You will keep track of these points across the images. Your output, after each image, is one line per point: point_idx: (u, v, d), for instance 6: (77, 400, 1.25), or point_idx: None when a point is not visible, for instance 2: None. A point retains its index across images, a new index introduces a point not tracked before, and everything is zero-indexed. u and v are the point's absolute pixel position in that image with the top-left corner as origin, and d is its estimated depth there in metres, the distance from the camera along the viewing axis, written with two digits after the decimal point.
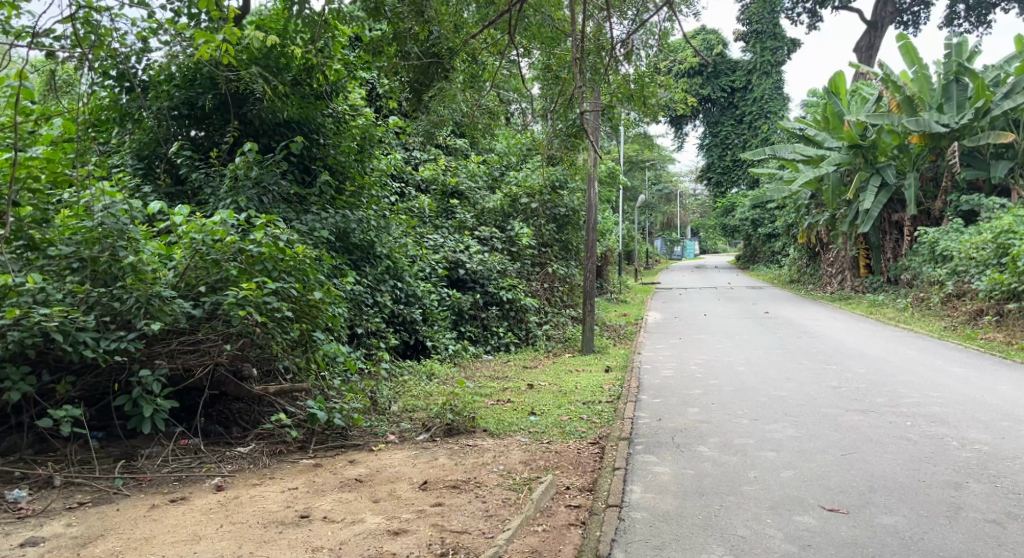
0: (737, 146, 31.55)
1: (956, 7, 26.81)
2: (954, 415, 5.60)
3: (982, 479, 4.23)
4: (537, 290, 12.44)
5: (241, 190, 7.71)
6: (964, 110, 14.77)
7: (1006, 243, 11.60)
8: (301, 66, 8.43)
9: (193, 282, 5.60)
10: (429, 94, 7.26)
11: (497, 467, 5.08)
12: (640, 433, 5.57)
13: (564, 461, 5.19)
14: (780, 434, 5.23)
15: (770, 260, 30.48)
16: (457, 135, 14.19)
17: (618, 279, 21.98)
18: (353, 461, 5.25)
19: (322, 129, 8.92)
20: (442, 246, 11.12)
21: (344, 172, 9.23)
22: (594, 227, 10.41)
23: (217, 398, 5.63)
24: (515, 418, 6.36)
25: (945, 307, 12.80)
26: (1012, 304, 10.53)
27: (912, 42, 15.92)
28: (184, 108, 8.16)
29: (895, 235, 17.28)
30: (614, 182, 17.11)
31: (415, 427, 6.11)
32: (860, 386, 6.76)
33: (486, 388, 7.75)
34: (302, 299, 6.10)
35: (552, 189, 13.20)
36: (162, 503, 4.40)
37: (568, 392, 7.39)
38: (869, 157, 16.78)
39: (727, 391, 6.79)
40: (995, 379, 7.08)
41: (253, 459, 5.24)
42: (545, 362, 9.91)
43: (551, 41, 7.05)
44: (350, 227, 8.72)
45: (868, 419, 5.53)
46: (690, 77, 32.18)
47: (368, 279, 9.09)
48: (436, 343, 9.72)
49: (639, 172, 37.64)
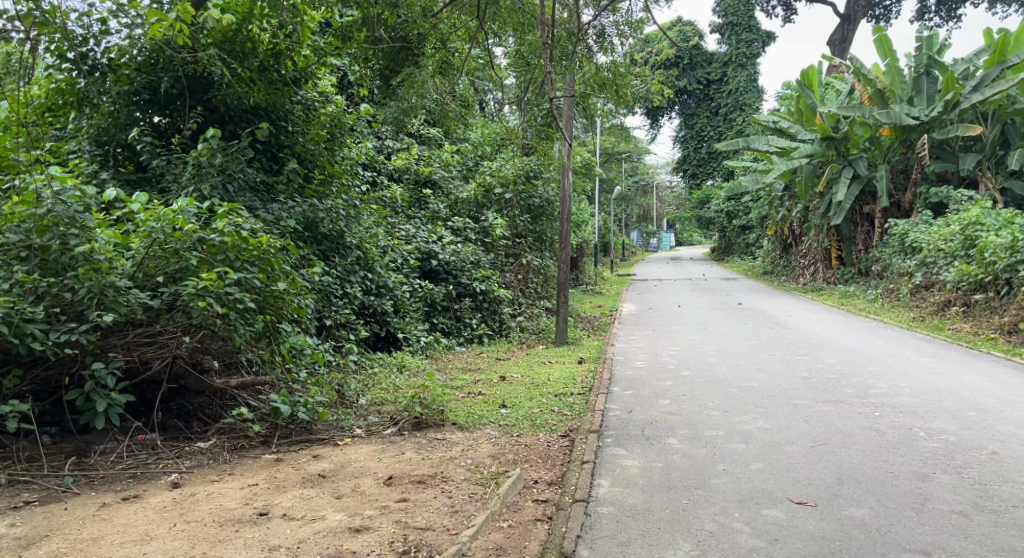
0: (712, 138, 31.67)
1: (926, 2, 27.09)
2: (922, 406, 5.60)
3: (949, 470, 4.21)
4: (512, 282, 12.29)
5: (205, 177, 7.52)
6: (933, 103, 14.88)
7: (974, 235, 11.71)
8: (268, 51, 8.29)
9: (151, 272, 5.44)
10: (398, 81, 7.10)
11: (465, 461, 4.98)
12: (610, 425, 5.50)
13: (533, 454, 5.11)
14: (750, 425, 5.19)
15: (744, 252, 30.65)
16: (431, 124, 14.04)
17: (593, 271, 21.97)
18: (317, 456, 5.13)
19: (291, 116, 8.76)
20: (414, 236, 10.99)
21: (313, 161, 9.04)
22: (568, 218, 10.34)
23: (177, 391, 5.49)
24: (485, 410, 6.27)
25: (914, 298, 12.90)
26: (978, 295, 10.62)
27: (885, 35, 16.00)
28: (146, 93, 7.94)
29: (867, 227, 17.44)
30: (589, 173, 17.04)
31: (383, 420, 6.02)
32: (830, 377, 6.77)
33: (458, 380, 7.65)
34: (265, 290, 5.89)
35: (526, 180, 13.08)
36: (114, 502, 4.24)
37: (540, 383, 7.32)
38: (841, 150, 16.89)
39: (698, 382, 6.76)
40: (962, 368, 7.13)
41: (213, 455, 5.10)
42: (518, 353, 9.81)
43: (524, 27, 6.87)
44: (318, 217, 8.55)
45: (838, 410, 5.51)
46: (666, 69, 32.22)
47: (337, 270, 8.94)
48: (408, 335, 9.57)
49: (616, 164, 37.68)
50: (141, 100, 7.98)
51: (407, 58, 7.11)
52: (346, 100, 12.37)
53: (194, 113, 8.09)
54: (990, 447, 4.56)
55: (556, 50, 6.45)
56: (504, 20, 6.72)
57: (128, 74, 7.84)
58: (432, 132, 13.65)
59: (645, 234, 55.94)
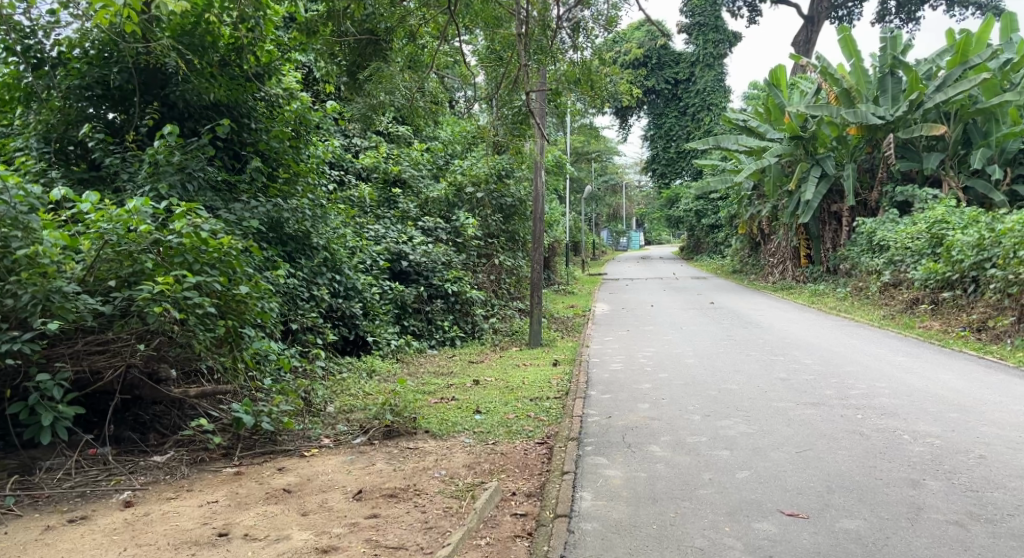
0: (680, 137, 31.76)
1: (887, 3, 27.45)
2: (903, 407, 5.50)
3: (939, 476, 4.10)
4: (484, 282, 12.01)
5: (162, 176, 7.23)
6: (898, 103, 14.98)
7: (941, 233, 11.78)
8: (230, 46, 8.00)
9: (102, 276, 5.16)
10: (365, 76, 6.84)
11: (438, 472, 4.76)
12: (590, 432, 5.31)
13: (510, 464, 4.90)
14: (732, 430, 5.05)
15: (713, 251, 30.83)
16: (400, 121, 13.79)
17: (565, 270, 21.84)
18: (282, 469, 4.87)
19: (254, 113, 8.48)
20: (383, 237, 10.72)
21: (277, 159, 8.73)
22: (541, 217, 10.15)
23: (132, 402, 5.19)
24: (459, 417, 6.05)
25: (883, 295, 12.94)
26: (946, 293, 10.66)
27: (849, 35, 16.10)
28: (98, 88, 7.57)
29: (835, 225, 17.52)
30: (560, 172, 16.87)
31: (352, 429, 5.77)
32: (808, 378, 6.67)
33: (429, 385, 7.41)
34: (227, 294, 5.63)
35: (498, 179, 12.84)
36: (59, 525, 3.94)
37: (514, 387, 7.11)
38: (809, 149, 16.94)
39: (677, 384, 6.61)
40: (938, 368, 7.07)
41: (169, 469, 4.81)
42: (491, 356, 9.60)
43: (495, 19, 6.64)
44: (283, 217, 8.25)
45: (820, 413, 5.39)
46: (635, 69, 32.27)
47: (303, 272, 8.64)
48: (378, 339, 9.30)
49: (585, 164, 37.67)
50: (94, 95, 7.61)
51: (376, 54, 6.89)
52: (311, 97, 12.05)
53: (151, 109, 7.75)
54: (977, 450, 4.47)
55: (529, 44, 6.23)
56: (474, 13, 6.50)
57: (79, 67, 7.47)
58: (401, 130, 13.38)
59: (615, 234, 56.18)
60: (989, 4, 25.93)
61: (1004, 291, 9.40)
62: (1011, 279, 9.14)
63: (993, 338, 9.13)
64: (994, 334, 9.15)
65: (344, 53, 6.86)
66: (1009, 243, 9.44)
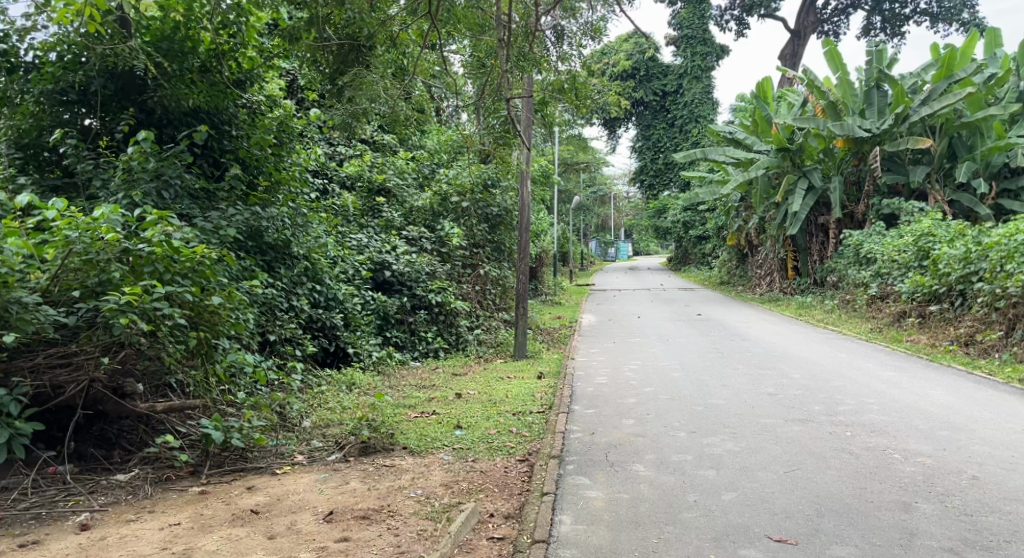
0: (668, 148, 31.74)
1: (872, 19, 27.63)
2: (893, 424, 5.37)
3: (932, 499, 3.96)
4: (468, 293, 11.78)
5: (137, 183, 7.04)
6: (884, 116, 14.99)
7: (927, 246, 11.74)
8: (211, 51, 7.88)
9: (69, 286, 5.02)
10: (346, 81, 6.67)
11: (414, 492, 4.59)
12: (572, 450, 5.15)
13: (489, 483, 4.74)
14: (719, 448, 4.90)
15: (701, 262, 30.78)
16: (385, 129, 13.65)
17: (553, 281, 21.69)
18: (251, 488, 4.69)
19: (234, 120, 8.33)
20: (367, 246, 10.54)
21: (258, 167, 8.56)
22: (527, 227, 9.99)
23: (96, 417, 5.01)
24: (438, 432, 5.87)
25: (870, 308, 12.87)
26: (933, 306, 10.59)
27: (834, 49, 16.14)
28: (73, 93, 7.40)
29: (822, 237, 17.48)
30: (547, 182, 16.76)
31: (327, 446, 5.60)
32: (796, 392, 6.55)
33: (410, 399, 7.21)
34: (199, 305, 5.48)
35: (483, 188, 12.69)
36: (8, 550, 3.76)
37: (497, 401, 6.94)
38: (796, 161, 16.91)
39: (662, 399, 6.47)
40: (926, 383, 6.96)
41: (132, 489, 4.62)
42: (475, 368, 9.41)
43: (479, 26, 6.51)
44: (262, 225, 8.06)
45: (809, 430, 5.26)
46: (623, 80, 32.34)
47: (283, 281, 8.44)
48: (359, 350, 9.08)
49: (573, 175, 37.62)
50: (70, 100, 7.43)
51: (358, 59, 6.72)
52: (295, 105, 11.89)
53: (127, 115, 7.57)
54: (969, 471, 4.34)
55: (513, 51, 6.09)
56: (457, 20, 6.39)
57: (52, 71, 7.27)
58: (387, 139, 13.24)
59: (602, 244, 56.08)
60: (973, 20, 26.15)
61: (991, 304, 9.33)
62: (998, 292, 9.08)
63: (981, 352, 9.05)
64: (982, 348, 9.07)
65: (327, 60, 6.72)
66: (996, 256, 9.40)
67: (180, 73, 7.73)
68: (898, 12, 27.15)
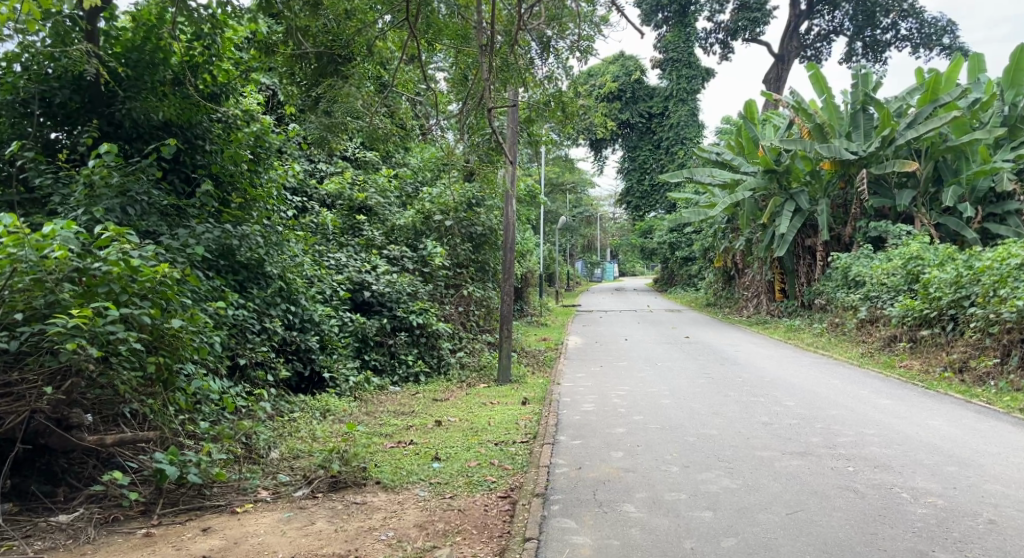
0: (655, 170, 31.58)
1: (854, 45, 27.74)
2: (896, 458, 5.06)
3: (949, 547, 3.68)
4: (451, 314, 11.32)
5: (99, 201, 6.65)
6: (871, 138, 14.86)
7: (917, 269, 11.54)
8: (185, 64, 7.67)
9: (16, 308, 4.69)
10: (321, 93, 6.31)
11: (385, 534, 4.27)
12: (558, 486, 4.80)
13: (467, 522, 4.39)
14: (714, 486, 4.58)
15: (687, 284, 30.49)
16: (368, 146, 13.37)
17: (539, 302, 21.33)
18: (206, 531, 4.37)
19: (208, 135, 8.01)
20: (345, 266, 10.17)
21: (232, 183, 8.23)
22: (511, 248, 9.67)
23: (42, 450, 4.70)
24: (414, 465, 5.48)
25: (860, 332, 12.59)
26: (924, 330, 10.32)
27: (819, 72, 16.09)
28: (36, 104, 7.06)
29: (809, 260, 17.24)
30: (533, 202, 16.49)
31: (295, 480, 5.22)
32: (791, 422, 6.24)
33: (385, 427, 6.81)
34: (159, 328, 5.27)
35: (467, 207, 12.31)
36: None
37: (479, 430, 6.55)
38: (783, 183, 16.75)
39: (653, 429, 6.13)
40: (927, 413, 6.65)
41: (73, 532, 4.31)
42: (457, 393, 8.99)
43: (461, 35, 6.26)
44: (233, 243, 7.68)
45: (809, 464, 4.94)
46: (610, 102, 32.35)
47: (254, 302, 8.03)
48: (335, 375, 8.64)
49: (560, 196, 37.41)
50: (32, 111, 7.08)
51: (338, 73, 6.30)
52: (274, 120, 11.54)
53: (90, 128, 7.24)
54: (985, 514, 4.04)
55: (495, 60, 5.78)
56: (436, 28, 6.15)
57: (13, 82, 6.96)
58: (369, 156, 12.94)
59: (589, 265, 55.84)
60: (953, 46, 26.36)
61: (984, 329, 9.08)
62: (992, 317, 8.85)
63: (977, 379, 8.75)
64: (978, 375, 8.77)
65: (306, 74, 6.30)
66: (988, 281, 9.24)
67: (152, 85, 7.45)
68: (879, 38, 27.34)
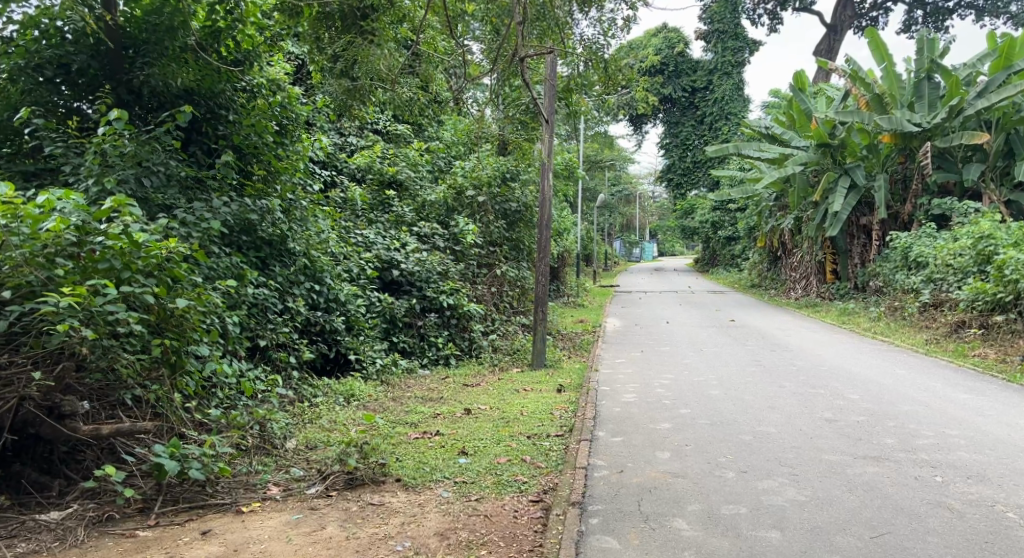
0: (697, 146, 30.56)
1: (914, 13, 26.27)
2: (992, 467, 4.40)
3: None
4: (484, 295, 10.76)
5: (110, 171, 6.23)
6: (935, 109, 13.85)
7: (987, 250, 10.62)
8: (205, 28, 7.14)
9: (8, 283, 4.28)
10: (345, 53, 5.71)
11: (401, 545, 3.79)
12: (597, 493, 4.26)
13: (494, 532, 3.89)
14: (779, 497, 3.99)
15: (729, 264, 29.50)
16: (399, 118, 12.88)
17: (576, 283, 20.67)
18: (205, 536, 3.97)
19: (232, 104, 7.51)
20: (374, 243, 9.70)
21: (255, 155, 7.68)
22: (548, 225, 9.00)
23: (32, 442, 4.32)
24: (439, 460, 4.99)
25: (922, 317, 11.73)
26: (998, 316, 9.51)
27: (879, 38, 15.03)
28: (49, 69, 6.67)
29: (864, 239, 16.28)
30: (571, 178, 15.78)
31: (309, 475, 4.78)
32: (860, 419, 5.59)
33: (412, 415, 6.34)
34: (165, 309, 4.86)
35: (501, 181, 11.62)
36: None
37: (510, 420, 6.04)
38: (837, 158, 15.78)
39: (703, 425, 5.54)
40: (1015, 411, 5.93)
41: (61, 533, 3.96)
42: (489, 378, 8.47)
43: None
44: (254, 218, 7.26)
45: (887, 472, 4.31)
46: (651, 77, 31.31)
47: (277, 281, 7.61)
48: (361, 358, 8.19)
49: (598, 173, 36.58)
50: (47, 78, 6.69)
51: (361, 31, 5.67)
52: (301, 91, 11.10)
53: (104, 94, 6.81)
54: None
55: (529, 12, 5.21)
56: None
57: (26, 45, 6.55)
58: (400, 130, 12.44)
59: (625, 243, 54.60)
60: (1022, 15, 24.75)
61: None
62: None
63: None
64: None
65: (331, 37, 5.77)
66: None
67: (171, 51, 6.96)
68: (941, 6, 25.80)
